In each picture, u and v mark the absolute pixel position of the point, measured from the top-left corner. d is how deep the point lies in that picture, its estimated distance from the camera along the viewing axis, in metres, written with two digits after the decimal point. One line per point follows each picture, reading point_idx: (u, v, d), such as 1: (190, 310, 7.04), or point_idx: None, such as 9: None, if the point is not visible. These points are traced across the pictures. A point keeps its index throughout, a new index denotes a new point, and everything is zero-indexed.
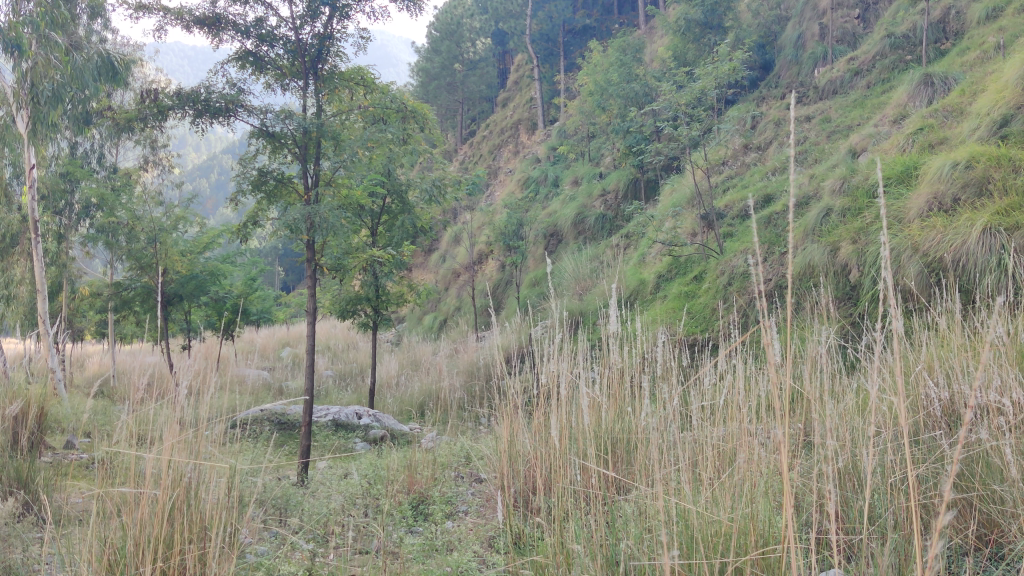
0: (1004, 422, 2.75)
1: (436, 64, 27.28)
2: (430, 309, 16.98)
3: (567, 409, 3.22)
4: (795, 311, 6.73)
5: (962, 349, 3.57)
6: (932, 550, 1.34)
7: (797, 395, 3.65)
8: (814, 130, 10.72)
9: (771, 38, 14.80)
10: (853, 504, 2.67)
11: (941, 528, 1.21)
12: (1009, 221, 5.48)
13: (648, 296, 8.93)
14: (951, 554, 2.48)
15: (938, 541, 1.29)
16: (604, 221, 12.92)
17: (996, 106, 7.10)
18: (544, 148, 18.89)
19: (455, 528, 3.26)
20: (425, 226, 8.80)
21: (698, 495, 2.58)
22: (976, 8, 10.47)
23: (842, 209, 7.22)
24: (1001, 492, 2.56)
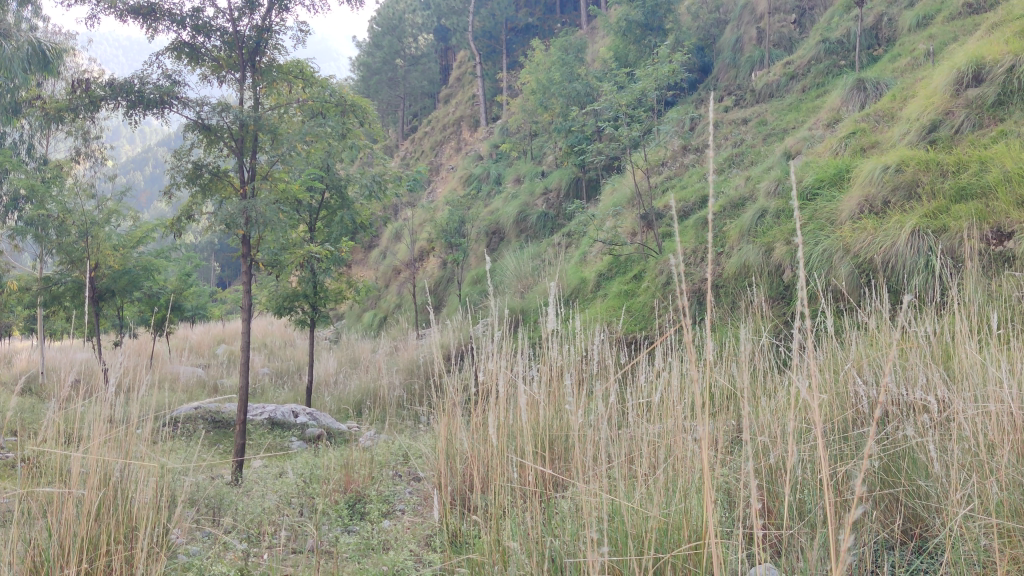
0: (927, 419, 2.82)
1: (378, 59, 27.09)
2: (369, 306, 16.83)
3: (504, 408, 3.21)
4: (730, 311, 6.83)
5: (888, 348, 3.67)
6: (844, 540, 1.39)
7: (730, 394, 3.70)
8: (750, 132, 10.91)
9: (710, 41, 15.04)
10: (784, 501, 2.70)
11: (854, 516, 1.26)
12: (936, 224, 5.67)
13: (588, 295, 8.98)
14: (877, 547, 2.55)
15: (851, 530, 1.35)
16: (545, 219, 12.95)
17: (925, 112, 7.33)
18: (486, 146, 18.89)
19: (391, 527, 3.23)
20: (365, 223, 8.72)
21: (632, 491, 2.58)
22: (907, 16, 10.78)
23: (776, 210, 7.36)
24: (926, 488, 2.63)
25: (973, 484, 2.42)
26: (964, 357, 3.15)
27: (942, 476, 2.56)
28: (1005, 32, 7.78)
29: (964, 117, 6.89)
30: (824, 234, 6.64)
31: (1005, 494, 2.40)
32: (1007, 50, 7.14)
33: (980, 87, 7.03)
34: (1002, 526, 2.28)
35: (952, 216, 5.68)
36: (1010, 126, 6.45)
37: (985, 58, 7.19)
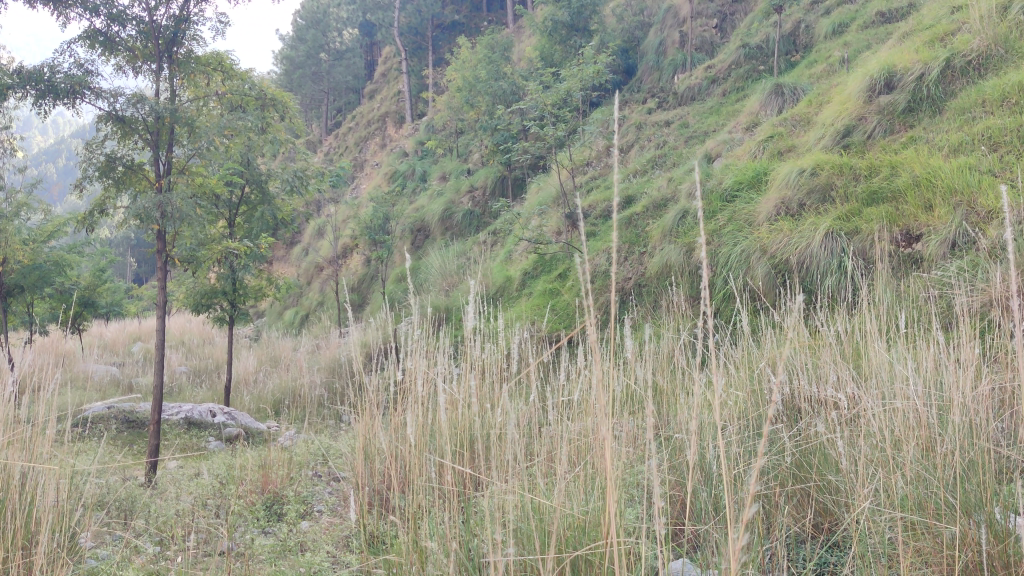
0: (837, 416, 2.91)
1: (301, 53, 26.85)
2: (291, 303, 16.60)
3: (423, 407, 3.20)
4: (652, 310, 6.94)
5: (803, 347, 3.78)
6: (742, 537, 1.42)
7: (652, 392, 3.76)
8: (672, 134, 11.08)
9: (634, 44, 15.23)
10: (701, 497, 2.74)
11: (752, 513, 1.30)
12: (849, 227, 5.86)
13: (513, 293, 9.02)
14: (789, 542, 2.61)
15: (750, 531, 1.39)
16: (471, 217, 12.94)
17: (839, 118, 7.57)
18: (411, 143, 18.81)
19: (308, 528, 3.18)
20: (287, 218, 8.61)
21: (552, 488, 2.59)
22: (823, 23, 11.09)
23: (697, 211, 7.56)
24: (835, 482, 2.70)
25: (879, 478, 2.50)
26: (872, 356, 3.26)
27: (849, 472, 2.63)
28: (915, 41, 8.07)
29: (876, 123, 7.14)
30: (742, 235, 6.76)
31: (910, 488, 2.49)
32: (916, 59, 7.41)
33: (892, 94, 7.28)
34: (907, 520, 2.36)
35: (864, 219, 5.88)
36: (919, 132, 6.71)
37: (896, 67, 7.46)
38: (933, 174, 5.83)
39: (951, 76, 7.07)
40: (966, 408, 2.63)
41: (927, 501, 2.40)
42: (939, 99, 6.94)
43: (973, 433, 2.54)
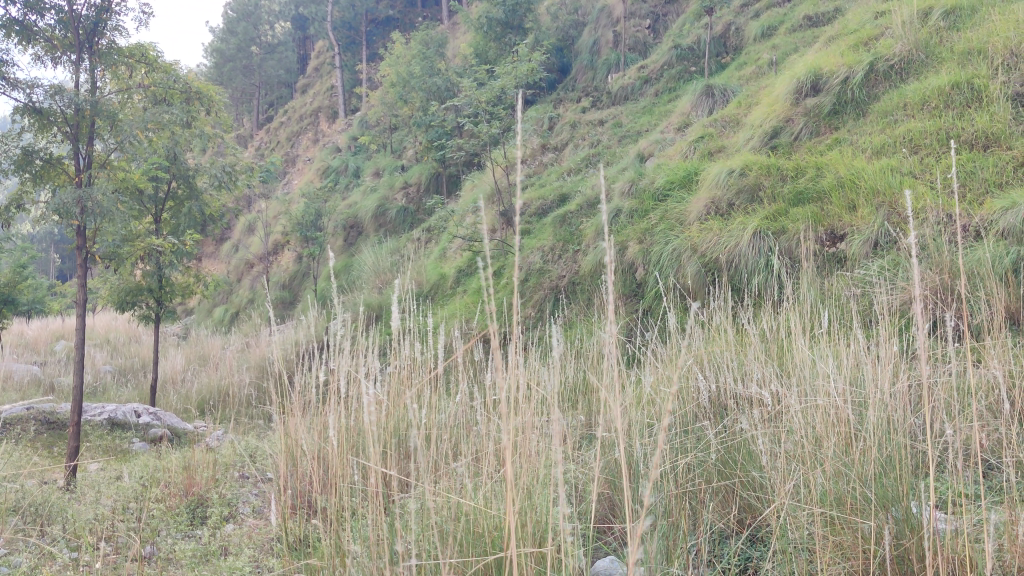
0: (759, 413, 2.95)
1: (232, 46, 25.70)
2: (220, 300, 16.29)
3: (349, 408, 3.16)
4: (585, 308, 6.98)
5: (731, 346, 3.84)
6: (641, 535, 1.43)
7: (583, 389, 3.79)
8: (606, 133, 11.15)
9: (568, 42, 15.30)
10: (627, 494, 2.76)
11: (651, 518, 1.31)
12: (775, 227, 5.96)
13: (447, 290, 8.99)
14: (713, 538, 2.65)
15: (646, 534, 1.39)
16: (405, 214, 12.84)
17: (767, 119, 7.71)
18: (344, 138, 18.61)
19: (233, 531, 3.12)
20: (215, 214, 8.43)
21: (478, 487, 2.58)
22: (752, 26, 11.29)
23: (630, 210, 7.67)
24: (758, 478, 2.74)
25: (799, 474, 2.55)
26: (797, 354, 3.32)
27: (772, 467, 2.68)
28: (840, 45, 8.26)
29: (803, 124, 7.30)
30: (673, 234, 6.81)
31: (829, 484, 2.54)
32: (841, 63, 7.59)
33: (818, 97, 7.44)
34: (827, 516, 2.42)
35: (791, 219, 6.00)
36: (844, 134, 6.88)
37: (822, 70, 7.63)
38: (855, 176, 5.99)
39: (874, 79, 7.26)
40: (883, 405, 2.70)
41: (846, 496, 2.46)
42: (863, 102, 7.13)
43: (890, 429, 2.60)
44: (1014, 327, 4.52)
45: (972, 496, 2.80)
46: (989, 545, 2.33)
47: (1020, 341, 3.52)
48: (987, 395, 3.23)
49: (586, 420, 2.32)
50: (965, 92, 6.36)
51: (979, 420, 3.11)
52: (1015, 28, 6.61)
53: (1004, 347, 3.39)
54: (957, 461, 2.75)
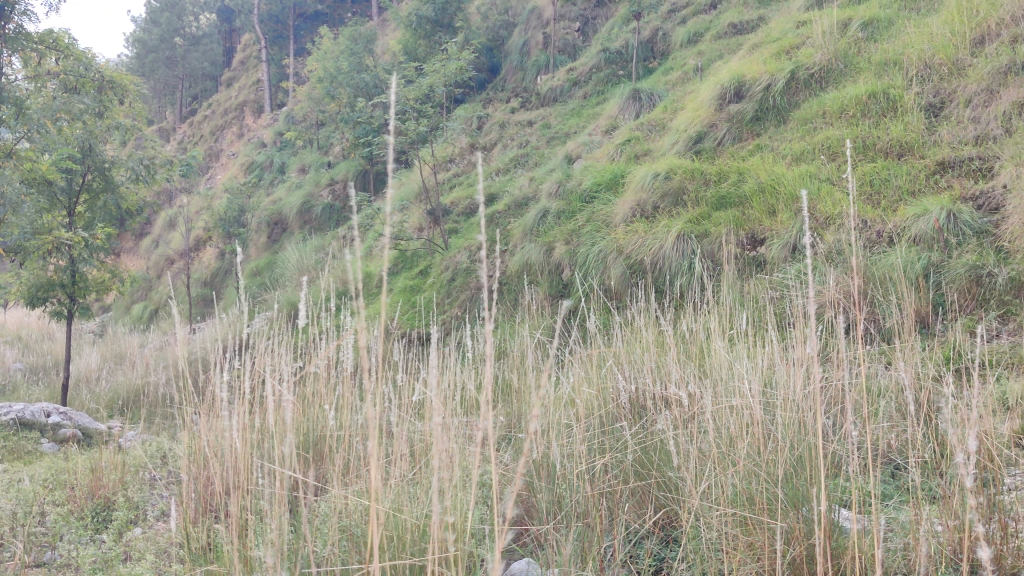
0: (676, 414, 2.96)
1: (155, 36, 24.95)
2: (139, 297, 15.85)
3: (262, 408, 3.08)
4: (511, 308, 6.97)
5: (652, 348, 3.86)
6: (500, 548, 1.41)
7: (506, 390, 3.77)
8: (534, 134, 11.18)
9: (498, 42, 15.29)
10: (542, 496, 2.74)
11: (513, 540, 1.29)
12: (699, 230, 6.04)
13: (372, 289, 8.91)
14: (628, 539, 2.65)
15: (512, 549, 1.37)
16: (331, 211, 12.68)
17: (692, 124, 7.80)
18: (269, 133, 18.28)
19: (141, 535, 3.02)
20: (133, 208, 8.16)
21: (391, 490, 2.54)
22: (679, 32, 11.45)
23: (557, 211, 7.69)
24: (673, 479, 2.75)
25: (711, 475, 2.57)
26: (717, 357, 3.34)
27: (686, 469, 2.70)
28: (763, 53, 8.42)
29: (726, 130, 7.41)
30: (599, 235, 6.84)
31: (742, 484, 2.57)
32: (764, 71, 7.73)
33: (741, 103, 7.56)
34: (738, 516, 2.44)
35: (713, 223, 6.09)
36: (765, 140, 7.02)
37: (745, 76, 7.76)
38: (776, 182, 6.13)
39: (794, 87, 7.42)
40: (796, 406, 2.73)
41: (757, 497, 2.49)
42: (784, 109, 7.29)
43: (802, 430, 2.64)
44: (923, 331, 4.66)
45: (879, 496, 2.88)
46: (895, 542, 2.39)
47: (925, 344, 3.64)
48: (894, 397, 3.33)
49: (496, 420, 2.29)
50: (881, 101, 6.55)
51: (887, 420, 3.20)
52: (928, 41, 6.85)
53: (911, 350, 3.49)
54: (865, 461, 2.82)
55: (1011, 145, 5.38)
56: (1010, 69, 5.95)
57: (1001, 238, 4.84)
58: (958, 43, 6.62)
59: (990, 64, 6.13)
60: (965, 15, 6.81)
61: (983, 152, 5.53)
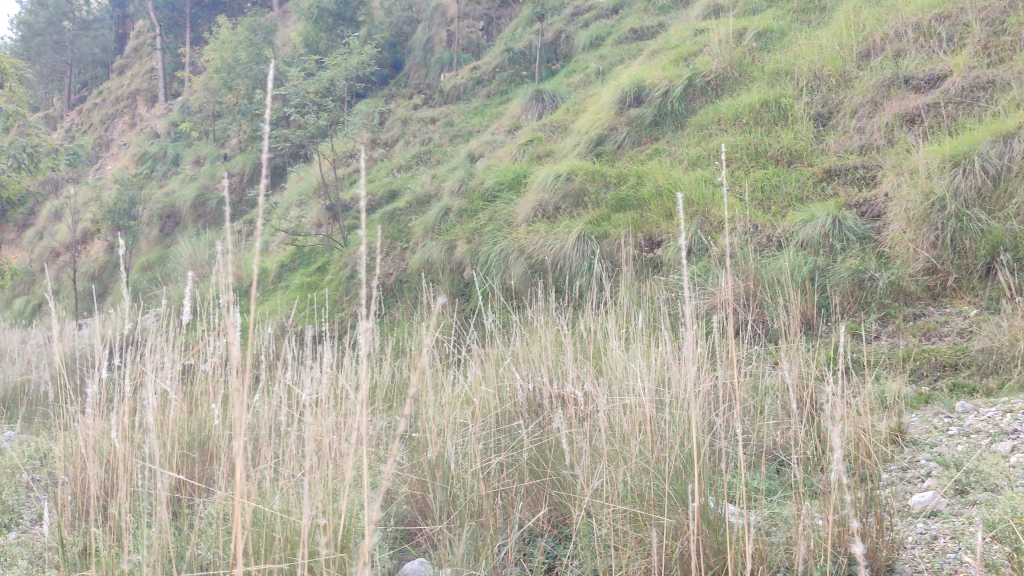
0: (572, 413, 2.99)
1: (41, 19, 23.91)
2: (20, 290, 15.15)
3: (148, 408, 2.98)
4: (411, 307, 6.92)
5: (552, 348, 3.88)
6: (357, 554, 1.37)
7: (406, 388, 3.75)
8: (437, 131, 11.13)
9: (401, 38, 15.16)
10: (436, 494, 2.73)
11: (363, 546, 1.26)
12: (598, 231, 6.11)
13: (269, 286, 8.73)
14: (523, 538, 2.67)
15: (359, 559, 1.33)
16: (226, 205, 12.38)
17: (593, 126, 7.90)
18: (163, 123, 17.73)
19: (14, 541, 2.89)
20: (13, 197, 7.81)
21: (282, 491, 2.49)
22: (582, 35, 11.59)
23: (459, 210, 7.68)
24: (568, 477, 2.77)
25: (604, 473, 2.61)
26: (614, 357, 3.38)
27: (580, 468, 2.73)
28: (662, 59, 8.59)
29: (626, 133, 7.53)
30: (500, 234, 6.85)
31: (633, 481, 2.60)
32: (663, 76, 7.90)
33: (640, 107, 7.70)
34: (630, 512, 2.49)
35: (612, 224, 6.18)
36: (663, 145, 7.17)
37: (644, 81, 7.92)
38: (674, 185, 6.28)
39: (692, 94, 7.60)
40: (687, 404, 2.79)
41: (648, 493, 2.53)
42: (682, 115, 7.45)
43: (693, 427, 2.69)
44: (809, 332, 4.82)
45: (764, 492, 2.96)
46: (778, 537, 2.47)
47: (811, 345, 3.77)
48: (780, 395, 3.45)
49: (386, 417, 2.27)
50: (773, 110, 6.76)
51: (773, 418, 3.30)
52: (817, 53, 7.14)
53: (797, 349, 3.61)
54: (751, 458, 2.90)
55: (892, 155, 5.68)
56: (893, 82, 6.32)
57: (882, 243, 5.14)
58: (845, 55, 6.90)
59: (874, 77, 6.46)
60: (852, 30, 7.15)
61: (867, 161, 5.80)
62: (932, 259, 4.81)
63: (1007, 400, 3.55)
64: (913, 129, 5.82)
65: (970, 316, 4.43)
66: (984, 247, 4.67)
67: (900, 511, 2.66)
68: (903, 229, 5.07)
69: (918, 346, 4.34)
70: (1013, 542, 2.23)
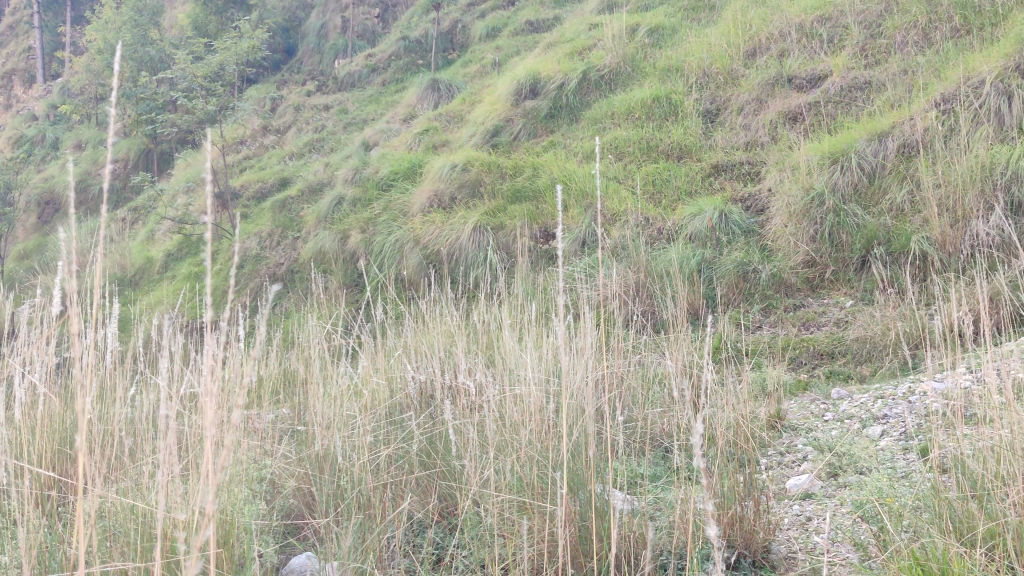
0: (463, 405, 3.00)
1: None
2: None
3: (17, 407, 2.85)
4: (303, 297, 6.82)
5: (449, 339, 3.89)
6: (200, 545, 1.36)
7: (297, 379, 3.69)
8: (331, 119, 10.97)
9: (294, 23, 14.87)
10: (322, 487, 2.70)
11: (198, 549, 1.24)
12: (494, 223, 6.13)
13: (155, 275, 8.48)
14: (412, 528, 2.67)
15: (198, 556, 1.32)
16: (110, 191, 11.98)
17: (489, 117, 7.91)
18: (41, 105, 16.95)
19: None
20: None
21: (162, 487, 2.43)
22: (478, 25, 11.60)
23: (353, 199, 7.59)
24: (457, 468, 2.79)
25: (494, 462, 2.64)
26: (507, 347, 3.40)
27: (469, 460, 2.74)
28: (557, 52, 8.67)
29: (521, 125, 7.56)
30: (395, 224, 6.79)
31: (521, 470, 2.63)
32: (558, 70, 7.98)
33: (536, 100, 7.75)
34: (517, 501, 2.52)
35: (508, 216, 6.23)
36: (557, 137, 7.25)
37: (540, 74, 7.98)
38: (568, 178, 6.36)
39: (586, 87, 7.71)
40: (574, 393, 2.84)
41: (535, 481, 2.57)
42: (576, 108, 7.56)
43: (582, 416, 2.73)
44: (695, 323, 4.95)
45: (650, 477, 3.04)
46: (662, 521, 2.54)
47: (697, 335, 3.87)
48: (666, 383, 3.55)
49: (264, 408, 2.24)
50: (664, 105, 6.93)
51: (660, 406, 3.38)
52: (707, 50, 7.33)
53: (683, 341, 3.70)
54: (637, 445, 2.96)
55: (776, 152, 5.88)
56: (777, 81, 6.54)
57: (765, 237, 5.32)
58: (733, 54, 7.10)
59: (759, 75, 6.67)
60: (739, 29, 7.36)
61: (752, 157, 6.00)
62: (811, 252, 5.00)
63: (878, 386, 3.74)
64: (795, 127, 6.05)
65: (846, 307, 4.64)
66: (860, 241, 4.88)
67: (777, 494, 2.78)
68: (784, 223, 5.26)
69: (798, 336, 4.52)
70: (878, 520, 2.35)
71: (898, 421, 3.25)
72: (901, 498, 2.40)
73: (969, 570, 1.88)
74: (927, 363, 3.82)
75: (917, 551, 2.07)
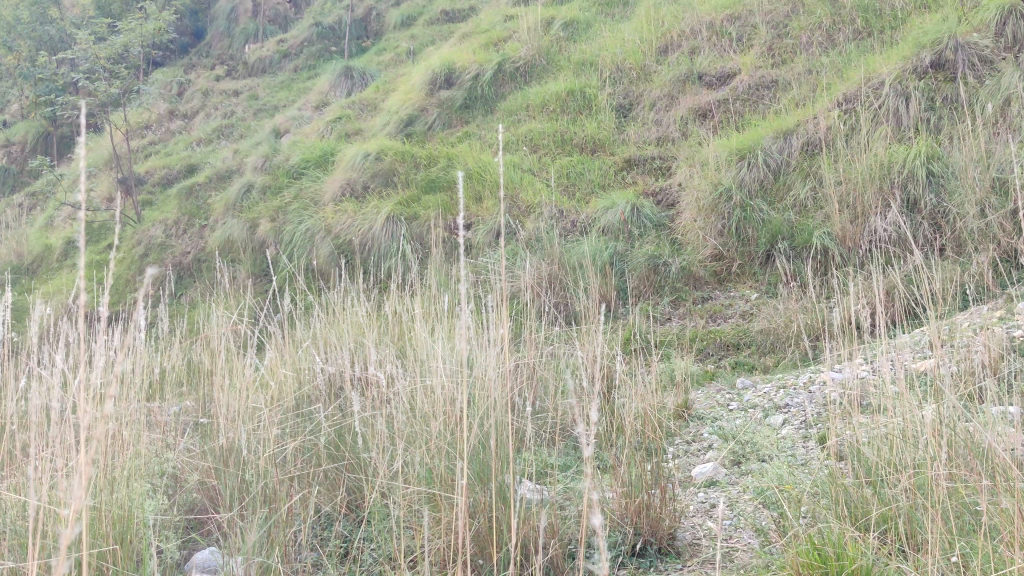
0: (373, 396, 2.98)
1: None
2: None
3: None
4: (211, 287, 6.67)
5: (359, 331, 3.84)
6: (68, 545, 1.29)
7: (203, 372, 3.61)
8: (240, 104, 10.73)
9: (203, 6, 14.45)
10: (227, 480, 2.65)
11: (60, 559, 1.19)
12: (408, 213, 6.08)
13: (54, 263, 8.17)
14: (320, 522, 2.65)
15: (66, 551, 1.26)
16: (6, 175, 11.54)
17: (402, 106, 7.84)
18: None
19: None
20: None
21: (56, 483, 2.36)
22: (393, 13, 11.47)
23: (262, 186, 7.44)
24: (366, 460, 2.77)
25: (403, 455, 2.62)
26: (418, 338, 3.38)
27: (378, 452, 2.72)
28: (472, 42, 8.65)
29: (436, 115, 7.53)
30: (306, 213, 6.68)
31: (430, 462, 2.63)
32: (472, 60, 7.95)
33: (450, 90, 7.72)
34: (426, 493, 2.52)
35: (422, 206, 6.19)
36: (472, 129, 7.25)
37: (454, 63, 7.94)
38: (482, 170, 6.35)
39: (501, 79, 7.71)
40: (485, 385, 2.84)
41: (444, 472, 2.57)
42: (491, 99, 7.56)
43: (492, 407, 2.73)
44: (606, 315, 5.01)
45: (559, 467, 3.07)
46: (570, 510, 2.57)
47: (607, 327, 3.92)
48: (577, 375, 3.58)
49: (157, 398, 2.18)
50: (578, 99, 6.97)
51: (570, 397, 3.42)
52: (621, 45, 7.40)
53: (593, 332, 3.73)
54: (546, 435, 2.99)
55: (685, 148, 5.99)
56: (688, 78, 6.66)
57: (675, 231, 5.42)
58: (645, 50, 7.19)
59: (671, 72, 6.77)
60: (652, 25, 7.46)
61: (663, 153, 6.09)
62: (719, 246, 5.12)
63: (781, 376, 3.86)
64: (704, 123, 6.17)
65: (751, 300, 4.76)
66: (765, 235, 5.01)
67: (683, 483, 2.84)
68: (693, 217, 5.36)
69: (705, 328, 4.63)
70: (778, 506, 2.42)
71: (799, 410, 3.35)
72: (800, 485, 2.47)
73: (863, 555, 1.95)
74: (826, 354, 3.96)
75: (813, 536, 2.13)
